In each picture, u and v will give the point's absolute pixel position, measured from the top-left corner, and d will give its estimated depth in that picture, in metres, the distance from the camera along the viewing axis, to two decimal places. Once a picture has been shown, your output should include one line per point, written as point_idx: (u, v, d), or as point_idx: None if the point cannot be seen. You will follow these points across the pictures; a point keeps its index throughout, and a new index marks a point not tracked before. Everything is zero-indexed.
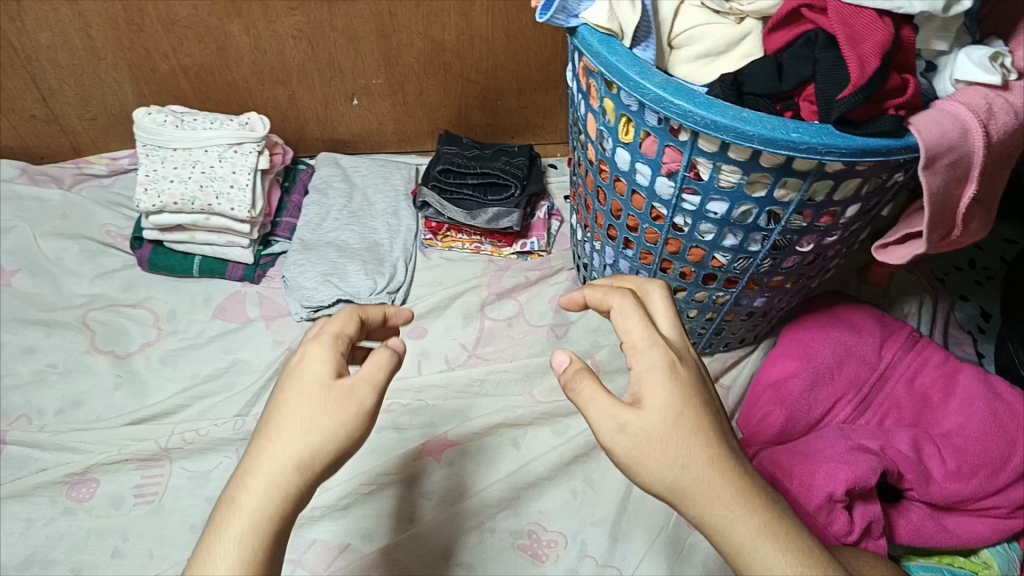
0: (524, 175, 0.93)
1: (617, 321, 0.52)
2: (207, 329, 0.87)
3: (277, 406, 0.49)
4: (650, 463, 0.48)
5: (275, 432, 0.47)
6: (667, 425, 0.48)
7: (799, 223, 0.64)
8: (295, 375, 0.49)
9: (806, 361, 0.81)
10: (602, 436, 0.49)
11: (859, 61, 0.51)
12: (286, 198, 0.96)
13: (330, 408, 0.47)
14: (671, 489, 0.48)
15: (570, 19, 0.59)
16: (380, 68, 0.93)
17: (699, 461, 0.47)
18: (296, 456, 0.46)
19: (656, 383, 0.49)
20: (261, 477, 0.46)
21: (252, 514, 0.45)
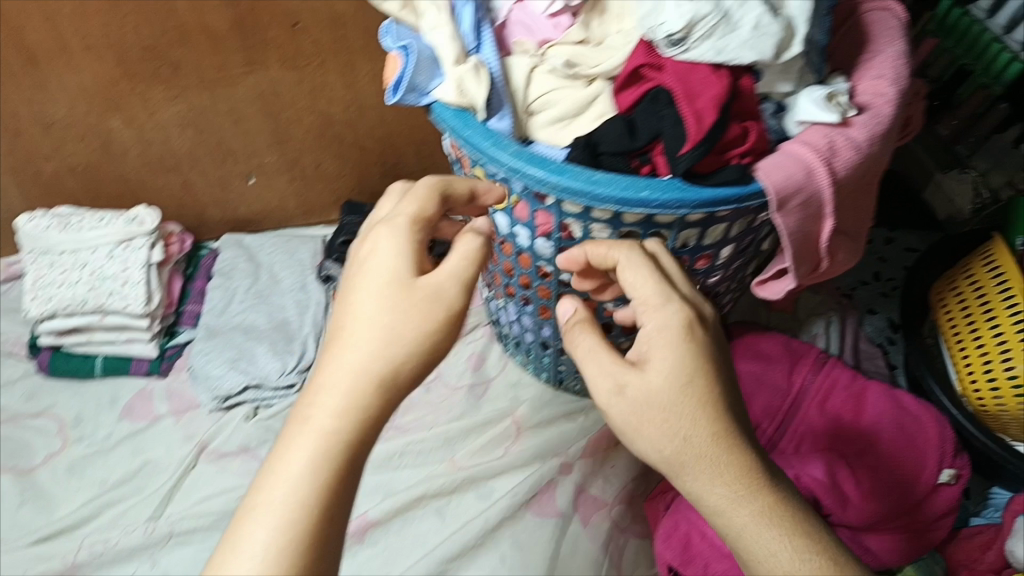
0: None
1: (624, 276, 0.51)
2: (115, 432, 0.85)
3: (349, 304, 0.47)
4: (649, 432, 0.47)
5: (350, 332, 0.46)
6: (673, 393, 0.47)
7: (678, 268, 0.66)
8: (362, 269, 0.48)
9: None
10: (601, 398, 0.49)
11: (697, 115, 0.53)
12: (189, 285, 0.96)
13: (407, 310, 0.46)
14: (666, 463, 0.48)
15: (422, 97, 0.59)
16: (272, 146, 0.92)
17: (704, 436, 0.47)
18: (376, 364, 0.45)
19: (664, 353, 0.48)
20: (341, 380, 0.45)
21: (326, 435, 0.44)
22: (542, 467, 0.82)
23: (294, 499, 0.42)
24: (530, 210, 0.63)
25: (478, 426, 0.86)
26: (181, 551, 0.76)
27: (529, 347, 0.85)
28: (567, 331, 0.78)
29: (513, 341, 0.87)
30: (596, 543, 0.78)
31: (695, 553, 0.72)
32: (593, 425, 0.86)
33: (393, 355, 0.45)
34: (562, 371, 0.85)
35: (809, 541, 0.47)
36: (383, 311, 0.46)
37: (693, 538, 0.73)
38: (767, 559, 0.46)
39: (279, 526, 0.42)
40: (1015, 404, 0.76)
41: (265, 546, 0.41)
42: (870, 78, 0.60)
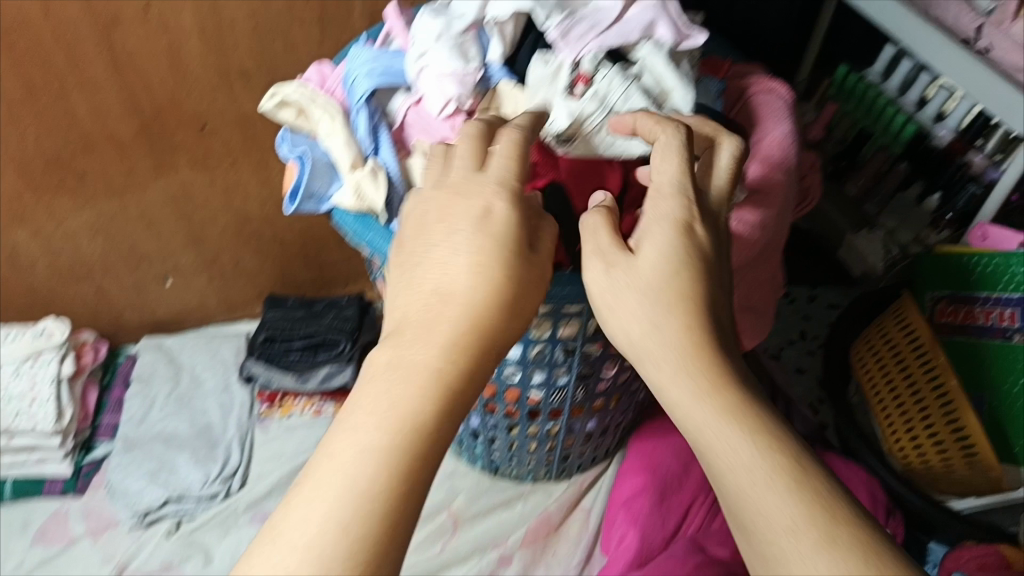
0: (353, 326, 0.90)
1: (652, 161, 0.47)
2: (26, 560, 0.79)
3: (440, 258, 0.42)
4: (618, 310, 0.43)
5: (444, 289, 0.41)
6: (660, 271, 0.42)
7: (593, 351, 0.67)
8: (453, 219, 0.43)
9: (651, 473, 0.81)
10: (588, 280, 0.44)
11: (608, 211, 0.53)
12: (106, 395, 0.92)
13: (505, 269, 0.41)
14: (633, 349, 0.42)
15: (321, 203, 0.59)
16: (188, 247, 0.91)
17: (675, 324, 0.41)
18: (480, 331, 0.40)
19: (659, 235, 0.43)
20: (437, 341, 0.39)
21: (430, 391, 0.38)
22: (480, 562, 0.80)
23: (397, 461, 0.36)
24: None
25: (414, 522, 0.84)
26: None
27: (461, 437, 0.83)
28: (495, 420, 0.76)
29: None
30: None
31: None
32: (533, 511, 0.85)
33: (491, 321, 0.40)
34: (495, 459, 0.84)
35: (796, 464, 0.38)
36: (476, 263, 0.41)
37: None
38: (726, 455, 0.38)
39: (359, 496, 0.35)
40: (937, 460, 0.79)
41: (343, 511, 0.35)
42: (758, 158, 0.63)
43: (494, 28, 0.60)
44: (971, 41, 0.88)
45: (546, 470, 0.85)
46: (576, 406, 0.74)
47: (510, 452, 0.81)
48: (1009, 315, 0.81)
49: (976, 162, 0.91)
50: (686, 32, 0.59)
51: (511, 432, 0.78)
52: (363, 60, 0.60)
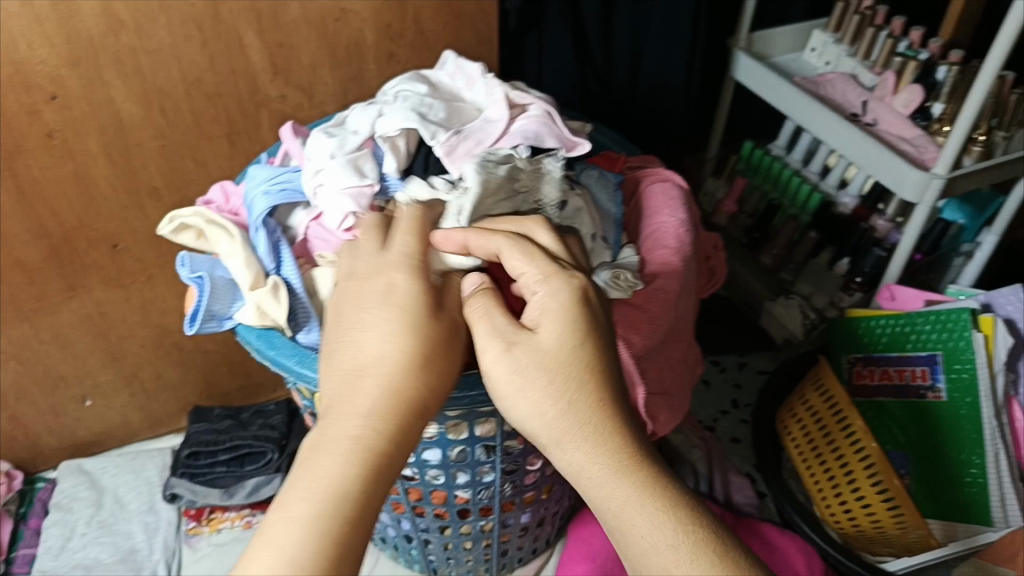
0: (281, 434, 0.89)
1: (509, 261, 0.47)
2: None
3: (358, 331, 0.42)
4: (520, 394, 0.43)
5: (364, 362, 0.41)
6: (564, 351, 0.43)
7: (515, 447, 0.66)
8: (370, 294, 0.44)
9: (592, 562, 0.80)
10: (482, 359, 0.44)
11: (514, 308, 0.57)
12: (22, 526, 0.88)
13: (424, 339, 0.42)
14: (544, 430, 0.42)
15: (223, 321, 0.60)
16: (107, 364, 0.89)
17: (584, 406, 0.42)
18: (402, 395, 0.40)
19: (557, 316, 0.43)
20: (358, 409, 0.39)
21: (361, 445, 0.39)
22: None
23: (325, 518, 0.37)
24: None
25: None
26: None
27: (395, 541, 0.81)
28: (425, 522, 0.74)
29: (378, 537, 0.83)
30: None
31: None
32: None
33: (410, 386, 0.40)
34: (433, 560, 0.81)
35: (714, 540, 0.40)
36: (394, 331, 0.42)
37: None
38: (641, 527, 0.40)
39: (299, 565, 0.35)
40: (868, 524, 0.81)
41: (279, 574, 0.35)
42: (655, 250, 0.66)
43: (386, 144, 0.62)
44: (859, 114, 0.97)
45: (485, 567, 0.82)
46: (506, 501, 0.73)
47: (446, 553, 0.79)
48: (921, 372, 0.84)
49: (879, 226, 0.97)
50: (568, 142, 0.63)
51: (444, 534, 0.76)
52: (260, 180, 0.62)
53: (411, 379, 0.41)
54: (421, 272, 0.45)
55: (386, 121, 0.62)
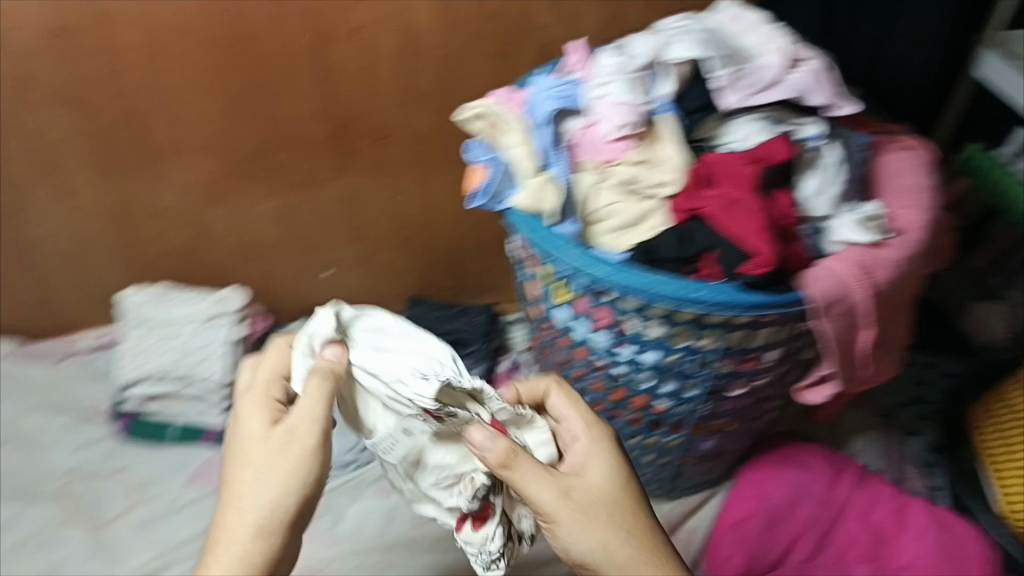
0: (486, 332, 1.00)
1: (557, 404, 0.63)
2: (184, 495, 0.89)
3: (235, 466, 0.59)
4: (586, 533, 0.56)
5: (235, 489, 0.58)
6: (609, 494, 0.59)
7: (727, 368, 0.70)
8: (239, 434, 0.59)
9: (761, 502, 0.83)
10: (542, 505, 0.56)
11: (728, 219, 0.61)
12: (263, 364, 1.00)
13: (271, 463, 0.58)
14: (606, 559, 0.57)
15: (500, 203, 0.70)
16: (351, 241, 1.02)
17: (636, 534, 0.58)
18: (261, 510, 0.58)
19: (598, 461, 0.59)
20: (232, 534, 0.57)
21: (236, 546, 0.57)
22: None
23: None
24: (592, 320, 0.70)
25: None
26: None
27: None
28: (617, 426, 0.80)
29: None
30: None
31: None
32: None
33: (262, 504, 0.57)
34: None
35: None
36: (252, 460, 0.58)
37: None
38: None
39: None
40: None
41: None
42: (901, 208, 0.67)
43: (663, 71, 0.68)
44: None
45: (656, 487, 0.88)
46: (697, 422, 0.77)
47: None
48: None
49: None
50: (836, 100, 0.67)
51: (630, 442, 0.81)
52: (544, 87, 0.70)
53: (263, 499, 0.57)
54: (269, 399, 0.60)
55: (677, 48, 0.67)
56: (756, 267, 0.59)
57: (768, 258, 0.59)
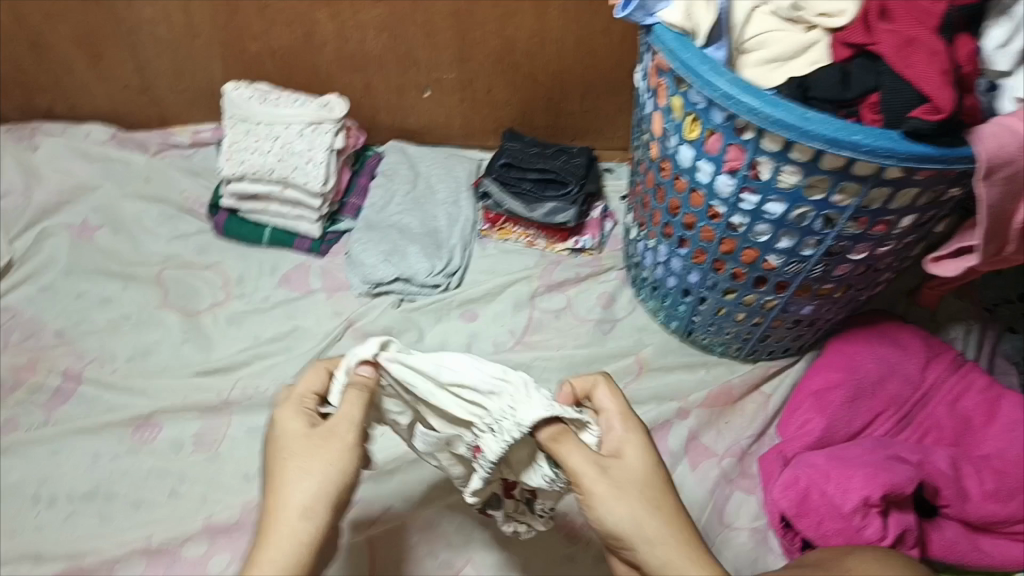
0: (584, 174, 0.95)
1: (598, 396, 0.58)
2: (272, 296, 0.91)
3: (272, 471, 0.51)
4: (620, 504, 0.51)
5: (272, 494, 0.50)
6: (647, 476, 0.53)
7: (854, 230, 0.66)
8: (274, 442, 0.52)
9: (849, 374, 0.82)
10: (581, 478, 0.52)
11: (904, 59, 0.56)
12: (354, 180, 1.01)
13: (314, 454, 0.50)
14: (638, 534, 0.51)
15: (647, 17, 0.63)
16: (453, 63, 0.96)
17: (677, 524, 0.51)
18: (301, 505, 0.49)
19: (637, 444, 0.54)
20: (272, 538, 0.48)
21: (275, 557, 0.47)
22: (660, 407, 0.84)
23: None
24: (721, 159, 0.66)
25: (605, 358, 0.88)
26: None
27: (669, 292, 0.85)
28: (716, 280, 0.77)
29: (650, 285, 0.88)
30: (702, 485, 0.79)
31: (811, 507, 0.70)
32: (713, 381, 0.87)
33: (301, 497, 0.49)
34: (694, 322, 0.86)
35: None
36: (294, 456, 0.50)
37: (812, 493, 0.70)
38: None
39: None
40: None
41: None
42: None
43: None
44: None
45: (737, 346, 0.87)
46: (803, 285, 0.74)
47: (715, 318, 0.83)
48: None
49: None
50: None
51: (725, 298, 0.79)
52: None
53: (302, 494, 0.49)
54: (303, 411, 0.54)
55: None
56: (930, 113, 0.54)
57: (944, 104, 0.54)
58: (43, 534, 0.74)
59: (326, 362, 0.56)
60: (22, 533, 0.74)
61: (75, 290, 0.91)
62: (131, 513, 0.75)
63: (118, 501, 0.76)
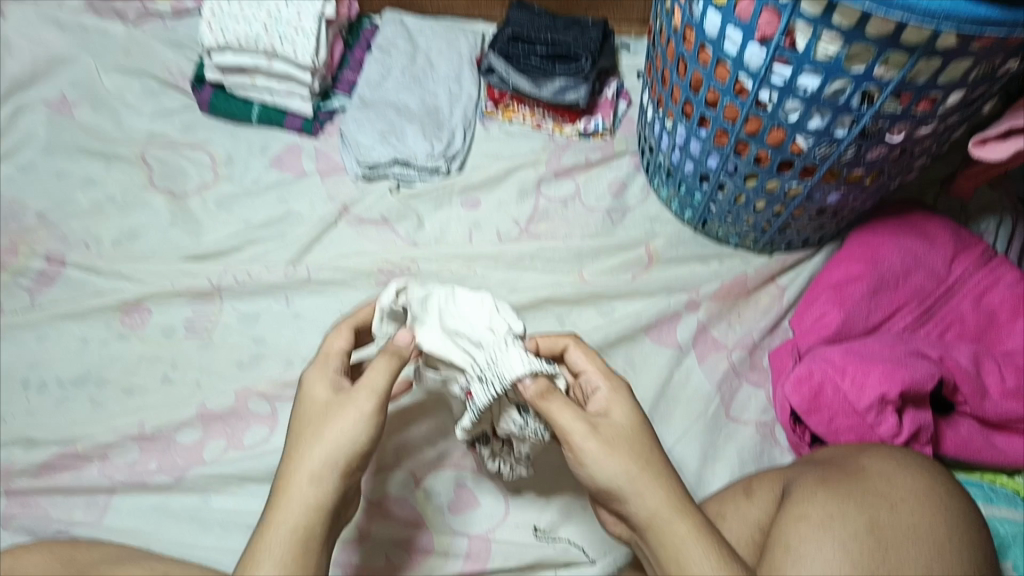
0: (598, 49, 0.87)
1: (574, 357, 0.61)
2: (264, 178, 0.87)
3: (292, 437, 0.53)
4: (610, 459, 0.53)
5: (290, 454, 0.52)
6: (632, 432, 0.56)
7: (893, 108, 0.60)
8: (300, 409, 0.55)
9: (872, 266, 0.77)
10: (572, 436, 0.54)
11: None
12: (348, 52, 0.95)
13: (330, 417, 0.52)
14: (625, 486, 0.53)
15: None
16: None
17: (663, 479, 0.54)
18: (313, 467, 0.50)
19: (622, 400, 0.57)
20: (286, 492, 0.49)
21: (287, 513, 0.49)
22: (670, 300, 0.80)
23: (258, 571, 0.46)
24: (754, 26, 0.59)
25: (614, 248, 0.83)
26: (315, 299, 0.79)
27: (684, 178, 0.79)
28: (737, 164, 0.72)
29: (665, 171, 0.82)
30: (710, 380, 0.77)
31: (824, 403, 0.67)
32: (727, 273, 0.83)
33: (314, 458, 0.50)
34: (710, 211, 0.80)
35: None
36: (314, 421, 0.52)
37: (826, 389, 0.67)
38: (702, 560, 0.51)
39: None
40: None
41: None
42: None
43: None
44: None
45: (754, 238, 0.82)
46: (831, 170, 0.69)
47: (732, 206, 0.78)
48: None
49: None
50: None
51: (745, 184, 0.74)
52: None
53: (315, 455, 0.51)
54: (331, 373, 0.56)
55: None
56: None
57: None
58: (36, 419, 0.72)
59: (351, 321, 0.61)
60: (14, 417, 0.72)
61: (55, 170, 0.86)
62: (124, 400, 0.73)
63: (109, 387, 0.74)
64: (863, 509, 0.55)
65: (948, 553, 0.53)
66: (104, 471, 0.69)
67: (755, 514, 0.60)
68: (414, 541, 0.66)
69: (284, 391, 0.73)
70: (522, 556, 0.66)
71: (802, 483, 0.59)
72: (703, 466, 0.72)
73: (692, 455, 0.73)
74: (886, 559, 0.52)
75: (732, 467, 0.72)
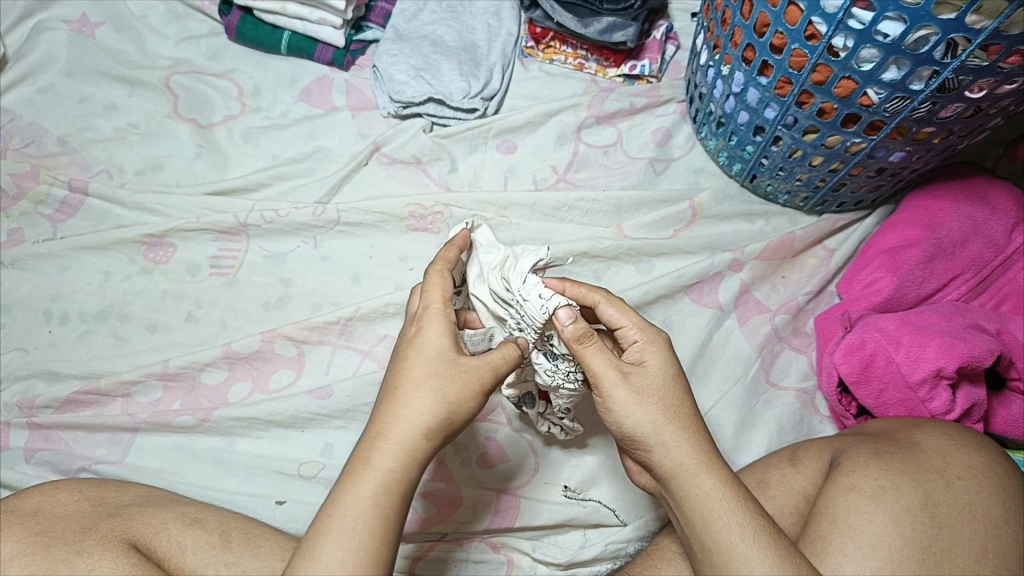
0: None
1: (608, 310, 0.55)
2: (292, 112, 0.83)
3: (401, 377, 0.48)
4: (636, 408, 0.51)
5: (399, 401, 0.46)
6: (665, 382, 0.52)
7: (979, 61, 0.55)
8: (411, 348, 0.49)
9: (929, 231, 0.73)
10: (600, 381, 0.52)
11: None
12: None
13: (452, 381, 0.47)
14: (650, 435, 0.51)
15: None
16: None
17: (690, 432, 0.51)
18: (426, 429, 0.46)
19: (659, 350, 0.53)
20: (394, 440, 0.45)
21: (388, 472, 0.44)
22: (713, 257, 0.76)
23: (351, 529, 0.43)
24: None
25: (657, 201, 0.79)
26: (344, 241, 0.76)
27: (737, 129, 0.75)
28: (798, 117, 0.67)
29: (716, 121, 0.78)
30: (750, 342, 0.74)
31: (875, 375, 0.66)
32: (773, 233, 0.79)
33: (429, 419, 0.46)
34: (761, 165, 0.76)
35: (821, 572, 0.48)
36: (430, 376, 0.47)
37: (878, 359, 0.66)
38: (726, 516, 0.49)
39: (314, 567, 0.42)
40: None
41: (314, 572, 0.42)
42: None
43: None
44: None
45: (805, 196, 0.78)
46: (900, 127, 0.64)
47: (786, 162, 0.73)
48: None
49: None
50: None
51: (804, 139, 0.69)
52: None
53: (430, 416, 0.46)
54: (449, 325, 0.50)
55: None
56: None
57: None
58: (58, 352, 0.71)
59: (444, 266, 0.53)
60: (36, 350, 0.71)
61: (77, 94, 0.82)
62: (147, 336, 0.72)
63: (132, 323, 0.72)
64: (918, 485, 0.53)
65: (1004, 536, 0.52)
66: (127, 409, 0.68)
67: (802, 483, 0.58)
68: (444, 494, 0.65)
69: (311, 335, 0.71)
70: (550, 515, 0.65)
71: (854, 453, 0.56)
72: (739, 432, 0.70)
73: (728, 420, 0.70)
74: (938, 536, 0.52)
75: (769, 434, 0.70)
